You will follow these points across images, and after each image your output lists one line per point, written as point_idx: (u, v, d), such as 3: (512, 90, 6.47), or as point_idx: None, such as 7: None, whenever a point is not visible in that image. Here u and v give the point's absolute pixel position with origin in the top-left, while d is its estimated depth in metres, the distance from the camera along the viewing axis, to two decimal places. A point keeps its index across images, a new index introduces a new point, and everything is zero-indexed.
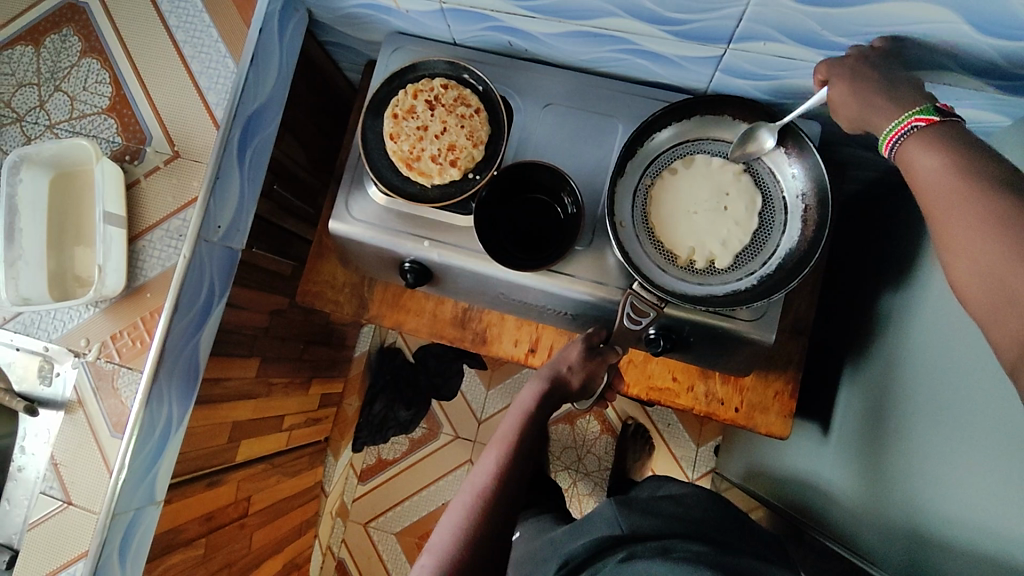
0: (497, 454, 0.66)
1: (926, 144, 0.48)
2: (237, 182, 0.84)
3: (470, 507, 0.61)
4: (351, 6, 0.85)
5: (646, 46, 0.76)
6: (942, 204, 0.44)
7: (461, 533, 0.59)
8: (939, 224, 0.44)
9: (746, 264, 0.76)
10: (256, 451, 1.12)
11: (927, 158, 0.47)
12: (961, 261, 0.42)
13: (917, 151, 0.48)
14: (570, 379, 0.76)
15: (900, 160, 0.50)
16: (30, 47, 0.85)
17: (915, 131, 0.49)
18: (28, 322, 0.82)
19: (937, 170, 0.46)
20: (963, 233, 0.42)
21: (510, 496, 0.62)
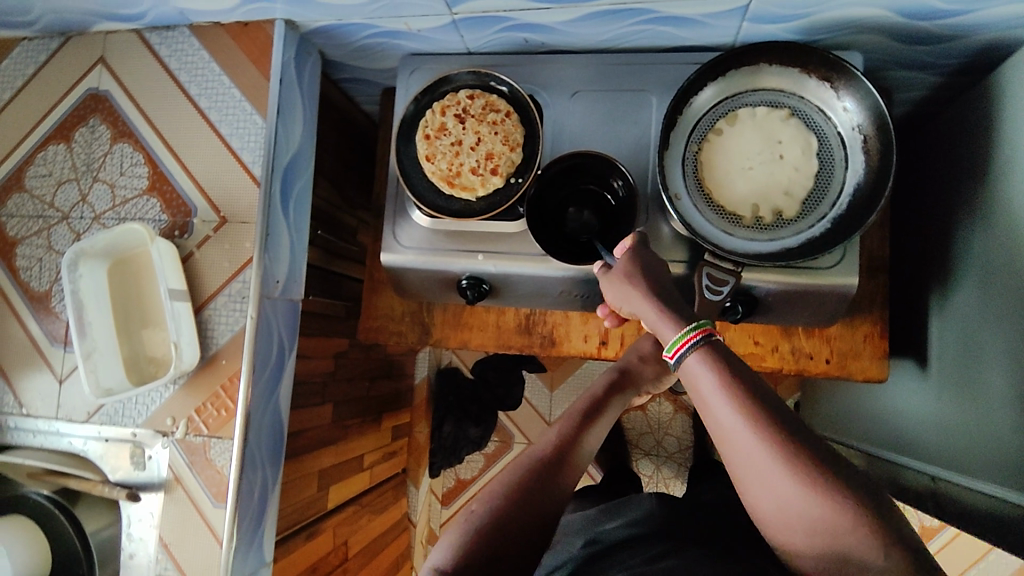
0: (558, 428, 0.71)
1: (702, 370, 0.57)
2: (285, 233, 0.84)
3: (533, 465, 0.66)
4: (363, 38, 0.85)
5: (667, 13, 0.75)
6: (725, 415, 0.54)
7: (523, 484, 0.64)
8: (721, 420, 0.54)
9: (815, 209, 0.73)
10: (344, 495, 1.13)
11: (705, 388, 0.56)
12: (755, 467, 0.51)
13: (694, 370, 0.58)
14: (642, 370, 0.79)
15: (686, 364, 0.59)
16: (62, 144, 0.87)
17: (695, 348, 0.58)
18: (113, 412, 0.83)
19: (718, 398, 0.55)
20: (757, 483, 0.51)
21: (565, 465, 0.67)
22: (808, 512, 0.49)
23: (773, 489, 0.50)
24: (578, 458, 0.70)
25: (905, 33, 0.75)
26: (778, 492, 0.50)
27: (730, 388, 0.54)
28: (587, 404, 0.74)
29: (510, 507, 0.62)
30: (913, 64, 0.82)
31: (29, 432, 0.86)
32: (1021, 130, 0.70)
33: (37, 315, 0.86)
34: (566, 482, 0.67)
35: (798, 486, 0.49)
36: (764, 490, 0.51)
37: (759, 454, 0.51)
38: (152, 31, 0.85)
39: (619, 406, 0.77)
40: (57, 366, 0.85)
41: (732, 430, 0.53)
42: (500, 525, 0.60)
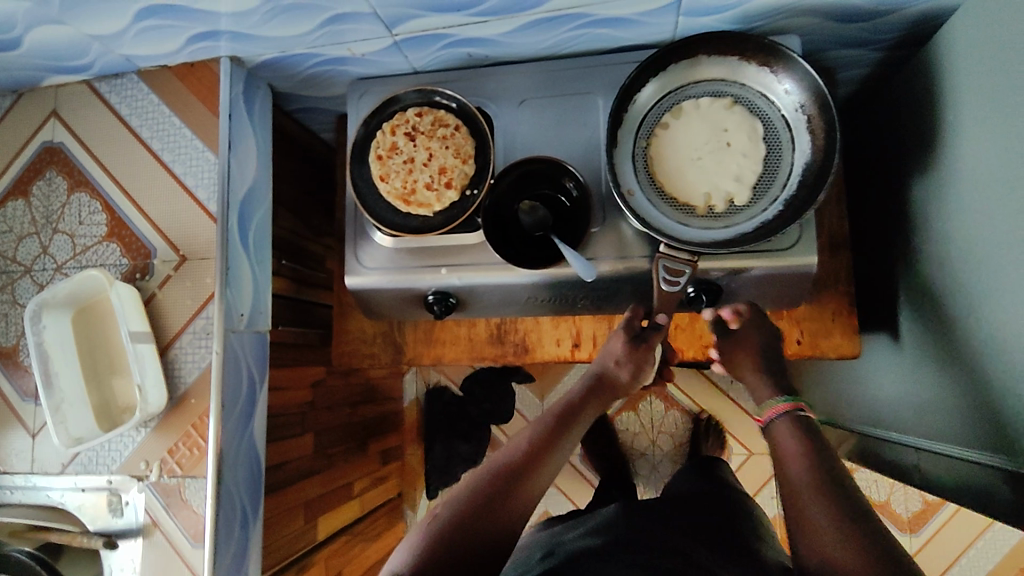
0: (527, 433, 0.74)
1: (788, 432, 0.71)
2: (247, 266, 0.84)
3: (496, 467, 0.70)
4: (309, 67, 0.86)
5: (602, 15, 0.76)
6: (813, 493, 0.63)
7: (484, 486, 0.67)
8: (806, 494, 0.63)
9: (767, 193, 0.73)
10: (335, 524, 1.12)
11: (791, 453, 0.68)
12: (824, 525, 0.60)
13: (784, 434, 0.71)
14: (618, 374, 0.78)
15: (772, 425, 0.73)
16: (20, 199, 0.87)
17: (784, 415, 0.72)
18: (87, 461, 0.82)
19: (814, 481, 0.64)
20: (810, 536, 0.60)
21: (534, 470, 0.70)
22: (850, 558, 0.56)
23: (823, 539, 0.59)
24: (548, 462, 0.72)
25: (838, 12, 0.76)
26: (828, 542, 0.58)
27: (821, 462, 0.66)
28: (560, 412, 0.76)
29: (473, 507, 0.65)
30: (851, 42, 0.83)
31: (5, 489, 0.85)
32: (961, 98, 0.70)
33: (5, 371, 0.86)
34: (534, 485, 0.69)
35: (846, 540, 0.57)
36: (822, 542, 0.59)
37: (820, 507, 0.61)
38: (101, 80, 0.86)
39: (594, 413, 0.78)
40: (29, 420, 0.84)
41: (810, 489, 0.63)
42: (463, 522, 0.64)
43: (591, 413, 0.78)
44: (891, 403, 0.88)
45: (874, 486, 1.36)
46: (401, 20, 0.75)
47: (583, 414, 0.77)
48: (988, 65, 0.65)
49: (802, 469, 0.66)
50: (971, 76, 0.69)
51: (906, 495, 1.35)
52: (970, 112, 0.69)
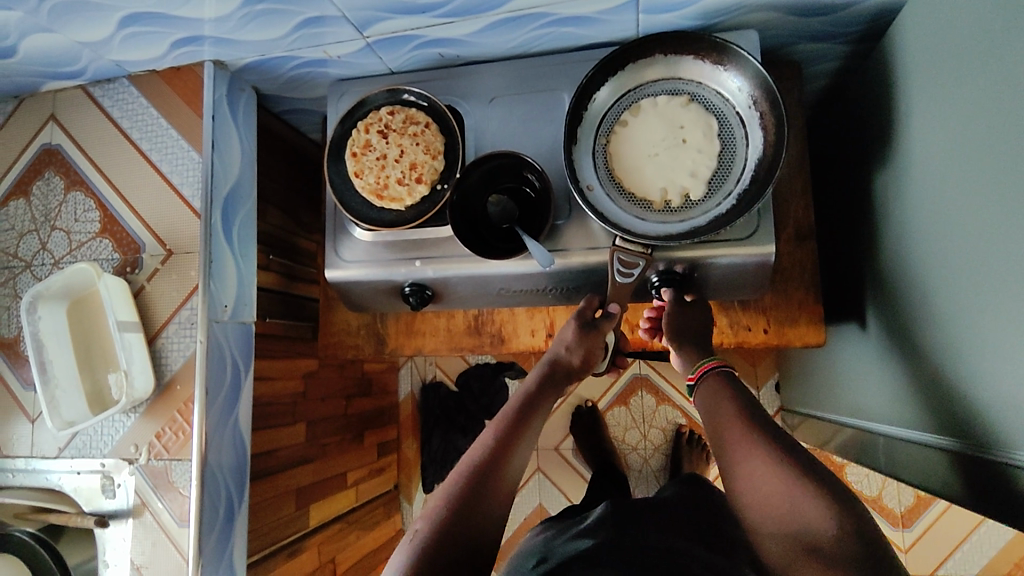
0: (490, 432, 0.73)
1: (718, 390, 0.71)
2: (230, 260, 0.89)
3: (464, 474, 0.68)
4: (289, 70, 0.90)
5: (563, 14, 0.78)
6: (743, 440, 0.64)
7: (456, 498, 0.66)
8: (738, 443, 0.64)
9: (722, 188, 0.76)
10: (329, 513, 1.16)
11: (723, 408, 0.69)
12: (765, 475, 0.60)
13: (715, 392, 0.71)
14: (570, 359, 0.80)
15: (702, 382, 0.74)
16: (21, 198, 0.93)
17: (710, 374, 0.73)
18: (82, 445, 0.87)
19: (741, 427, 0.65)
20: (752, 482, 0.61)
21: (501, 468, 0.69)
22: (799, 503, 0.57)
23: (769, 487, 0.60)
24: (514, 458, 0.71)
25: (796, 7, 0.77)
26: (772, 486, 0.60)
27: (742, 409, 0.68)
28: (520, 404, 0.76)
29: (450, 520, 0.64)
30: (814, 35, 0.84)
31: (8, 473, 0.90)
32: (914, 87, 0.71)
33: (8, 361, 0.91)
34: (504, 485, 0.69)
35: (787, 483, 0.59)
36: (764, 493, 0.60)
37: (758, 455, 0.62)
38: (95, 85, 0.91)
39: (552, 399, 0.79)
40: (29, 407, 0.89)
41: (749, 441, 0.64)
42: (442, 539, 0.62)
43: (549, 400, 0.78)
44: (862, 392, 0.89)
45: (866, 479, 1.34)
46: (369, 22, 0.78)
47: (540, 401, 0.77)
48: (936, 54, 0.67)
49: (732, 421, 0.67)
50: (922, 66, 0.70)
51: (899, 488, 1.34)
52: (922, 101, 0.70)
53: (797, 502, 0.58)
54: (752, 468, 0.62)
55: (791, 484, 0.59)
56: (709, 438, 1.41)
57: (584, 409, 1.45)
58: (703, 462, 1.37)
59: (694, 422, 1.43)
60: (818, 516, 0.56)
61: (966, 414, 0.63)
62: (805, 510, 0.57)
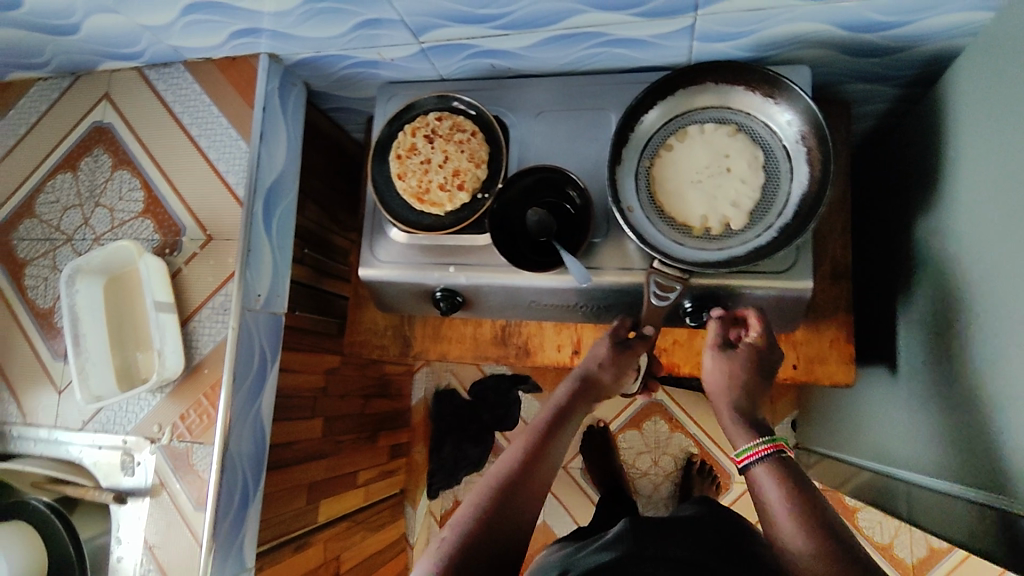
0: (520, 444, 0.73)
1: (769, 477, 0.68)
2: (268, 251, 0.90)
3: (492, 487, 0.68)
4: (342, 68, 0.91)
5: (618, 35, 0.79)
6: (804, 517, 0.62)
7: (484, 511, 0.65)
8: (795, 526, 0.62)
9: (763, 219, 0.76)
10: (337, 510, 1.16)
11: (772, 496, 0.66)
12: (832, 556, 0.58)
13: (766, 482, 0.68)
14: (601, 376, 0.79)
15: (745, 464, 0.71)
16: (69, 172, 0.95)
17: (765, 458, 0.69)
18: (106, 420, 0.88)
19: (801, 507, 0.63)
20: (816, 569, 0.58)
21: (528, 485, 0.69)
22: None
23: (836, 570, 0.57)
24: (543, 472, 0.71)
25: (850, 45, 0.78)
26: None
27: (789, 484, 0.66)
28: (549, 418, 0.76)
29: (479, 533, 0.64)
30: (865, 76, 0.84)
31: (30, 441, 0.92)
32: (962, 134, 0.72)
33: (41, 332, 0.92)
34: (534, 500, 0.69)
35: (855, 564, 0.57)
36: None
37: (826, 538, 0.60)
38: (151, 68, 0.93)
39: (581, 415, 0.78)
40: (56, 378, 0.90)
41: (796, 535, 0.61)
42: (469, 553, 0.63)
43: (580, 418, 0.78)
44: (886, 437, 0.88)
45: (878, 526, 1.33)
46: (427, 28, 0.80)
47: (568, 417, 0.77)
48: (989, 103, 0.67)
49: (786, 496, 0.65)
50: (972, 114, 0.70)
51: (911, 538, 1.32)
52: (969, 148, 0.70)
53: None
54: (804, 560, 0.59)
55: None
56: (719, 468, 1.41)
57: (595, 430, 1.45)
58: (713, 491, 1.36)
59: (707, 451, 1.42)
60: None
61: (997, 467, 0.62)
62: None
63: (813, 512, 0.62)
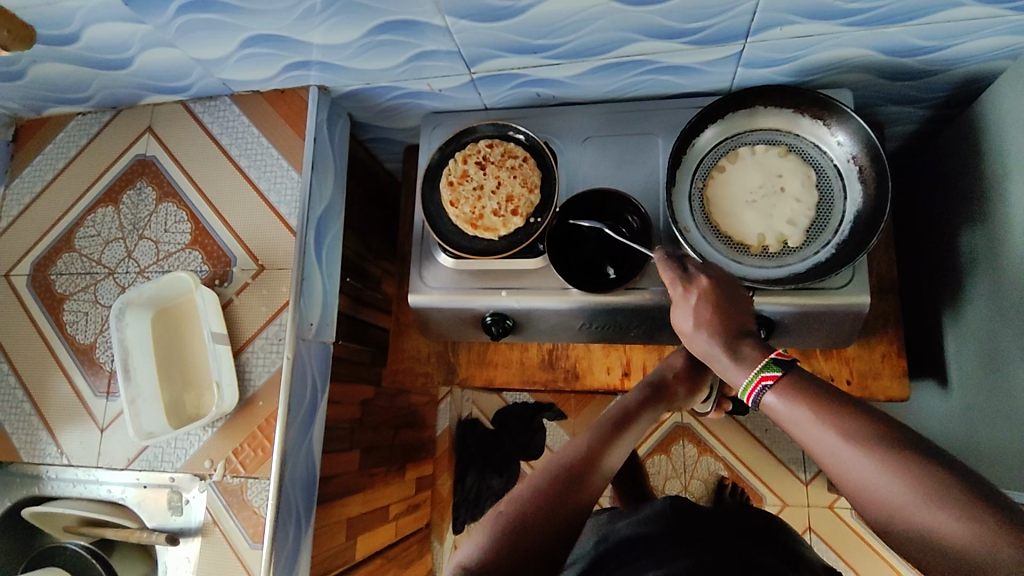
0: (589, 433, 0.68)
1: (785, 401, 0.55)
2: (319, 280, 0.89)
3: (560, 468, 0.62)
4: (389, 99, 0.93)
5: (667, 63, 0.82)
6: (834, 448, 0.50)
7: (550, 490, 0.60)
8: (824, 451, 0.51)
9: (819, 236, 0.78)
10: (371, 547, 1.13)
11: (794, 418, 0.54)
12: (871, 494, 0.47)
13: (780, 405, 0.56)
14: (675, 387, 0.78)
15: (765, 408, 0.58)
16: (111, 207, 0.94)
17: (767, 387, 0.57)
18: (152, 458, 0.85)
19: (817, 425, 0.52)
20: (874, 504, 0.48)
21: (597, 475, 0.63)
22: (918, 519, 0.45)
23: (892, 503, 0.46)
24: (609, 465, 0.66)
25: (889, 70, 0.81)
26: (885, 508, 0.47)
27: (823, 414, 0.52)
28: (619, 414, 0.71)
29: (544, 509, 0.58)
30: (900, 99, 0.88)
31: (69, 482, 0.89)
32: (1008, 151, 0.74)
33: (81, 367, 0.90)
34: (599, 489, 0.63)
35: (908, 488, 0.45)
36: (883, 515, 0.47)
37: (862, 461, 0.48)
38: (195, 101, 0.94)
39: (648, 419, 0.74)
40: (99, 415, 0.88)
41: (830, 452, 0.50)
42: (530, 529, 0.57)
43: (648, 421, 0.73)
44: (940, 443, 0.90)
45: None
46: (481, 58, 0.82)
47: (638, 417, 0.72)
48: None
49: (829, 434, 0.51)
50: (1017, 131, 0.73)
51: None
52: (1017, 165, 0.73)
53: (922, 516, 0.44)
54: (849, 485, 0.49)
55: (899, 500, 0.46)
56: (751, 491, 1.40)
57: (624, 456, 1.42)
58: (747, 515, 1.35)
59: (737, 474, 1.41)
60: (954, 528, 0.43)
61: None
62: (940, 533, 0.44)
63: (847, 400, 0.52)
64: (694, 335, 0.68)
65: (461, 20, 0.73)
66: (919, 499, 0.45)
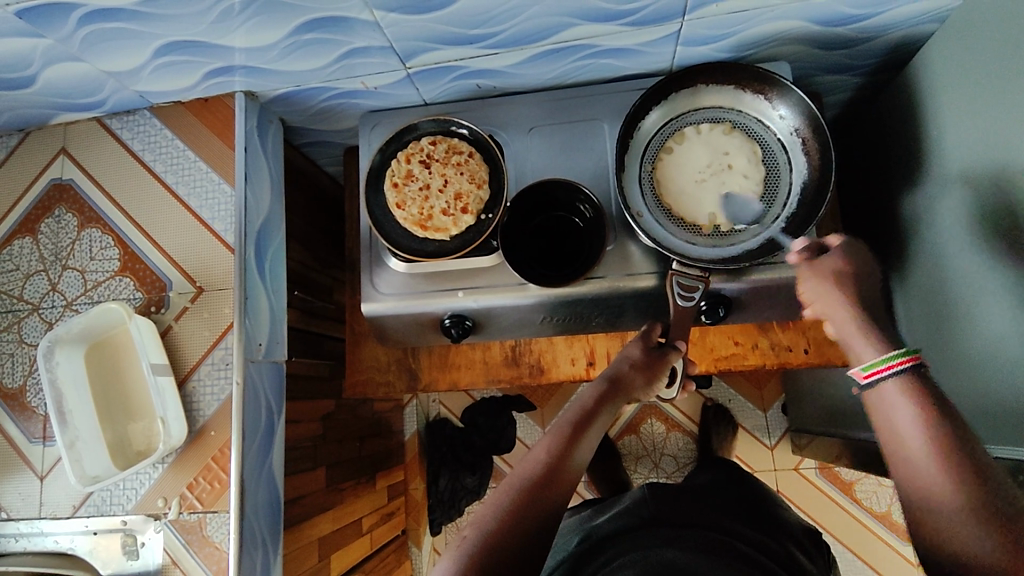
0: (549, 442, 0.66)
1: (902, 398, 0.61)
2: (264, 297, 0.85)
3: (520, 486, 0.61)
4: (321, 101, 0.88)
5: (606, 46, 0.80)
6: (923, 462, 0.57)
7: (512, 513, 0.59)
8: (908, 458, 0.58)
9: (769, 211, 0.78)
10: (347, 563, 1.09)
11: (902, 417, 0.60)
12: (938, 515, 0.54)
13: (892, 398, 0.61)
14: (633, 377, 0.75)
15: (875, 390, 0.63)
16: (28, 237, 0.87)
17: (898, 373, 0.62)
18: (100, 502, 0.80)
19: (914, 430, 0.58)
20: (941, 524, 0.54)
21: (560, 487, 0.62)
22: (968, 550, 0.52)
23: (954, 530, 0.53)
24: (573, 474, 0.64)
25: (825, 39, 0.81)
26: (960, 546, 0.53)
27: (934, 413, 0.58)
28: (577, 417, 0.69)
29: (508, 534, 0.57)
30: (837, 67, 0.89)
31: (10, 538, 0.82)
32: (943, 113, 0.76)
33: (12, 414, 0.83)
34: (562, 501, 0.61)
35: (978, 525, 0.52)
36: (945, 535, 0.54)
37: (946, 491, 0.54)
38: (111, 117, 0.87)
39: (608, 417, 0.71)
40: (37, 462, 0.82)
41: (925, 460, 0.57)
42: (495, 554, 0.56)
43: (609, 419, 0.71)
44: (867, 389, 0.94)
45: (874, 497, 1.37)
46: (415, 52, 0.78)
47: (597, 419, 0.70)
48: (967, 82, 0.71)
49: (928, 447, 0.57)
50: (950, 93, 0.74)
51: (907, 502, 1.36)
52: (951, 125, 0.74)
53: (976, 554, 0.52)
54: (918, 491, 0.56)
55: (968, 528, 0.52)
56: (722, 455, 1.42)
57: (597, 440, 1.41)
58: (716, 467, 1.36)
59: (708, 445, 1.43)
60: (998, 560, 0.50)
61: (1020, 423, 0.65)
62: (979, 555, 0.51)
63: (946, 419, 0.58)
64: (836, 321, 0.70)
65: (390, 13, 0.70)
66: (980, 534, 0.52)
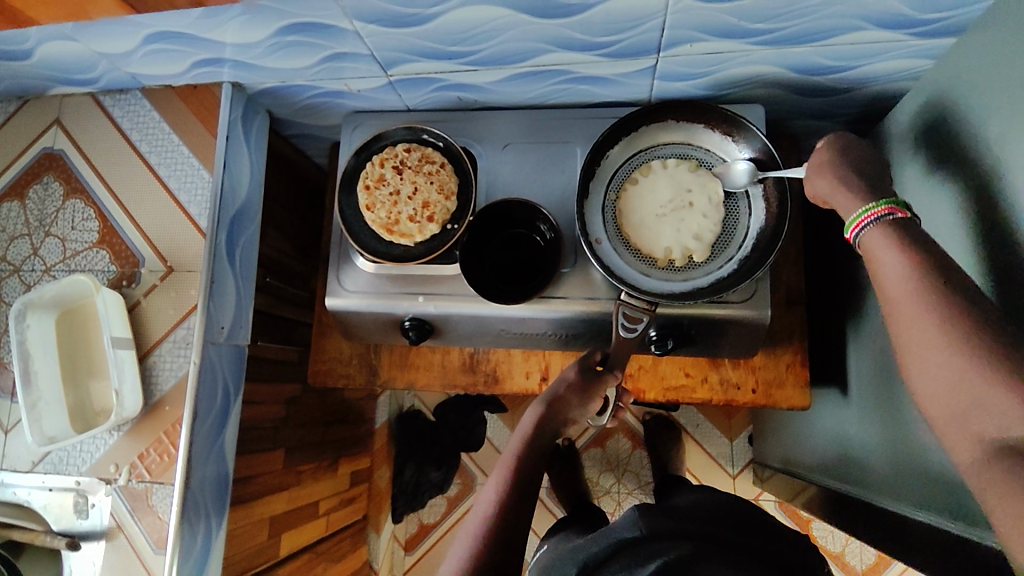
0: (499, 481, 0.71)
1: (885, 243, 0.57)
2: (231, 282, 0.88)
3: (478, 529, 0.66)
4: (307, 98, 0.91)
5: (583, 73, 0.81)
6: (905, 297, 0.53)
7: (474, 554, 0.63)
8: (896, 304, 0.54)
9: (724, 251, 0.80)
10: (299, 542, 1.13)
11: (887, 259, 0.56)
12: (925, 354, 0.51)
13: (879, 246, 0.58)
14: (569, 398, 0.78)
15: (864, 244, 0.60)
16: (16, 201, 0.90)
17: (874, 223, 0.59)
18: (58, 461, 0.84)
19: (897, 268, 0.55)
20: (926, 364, 0.50)
21: (514, 520, 0.67)
22: (949, 386, 0.49)
23: (937, 368, 0.49)
24: (526, 506, 0.69)
25: (802, 86, 0.82)
26: (946, 385, 0.49)
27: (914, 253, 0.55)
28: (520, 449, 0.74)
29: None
30: (815, 114, 0.89)
31: None
32: (906, 173, 0.76)
33: None
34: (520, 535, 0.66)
35: (961, 353, 0.48)
36: (932, 375, 0.50)
37: (927, 319, 0.51)
38: (105, 94, 0.91)
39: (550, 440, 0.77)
40: (3, 417, 0.86)
41: (906, 296, 0.53)
42: None
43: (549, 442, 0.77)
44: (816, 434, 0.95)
45: (829, 537, 1.38)
46: (396, 62, 0.80)
47: (539, 446, 0.75)
48: (928, 147, 0.72)
49: (909, 284, 0.53)
50: (914, 155, 0.75)
51: (860, 546, 1.37)
52: (912, 185, 0.75)
53: (960, 384, 0.48)
54: (905, 337, 0.53)
55: (947, 356, 0.49)
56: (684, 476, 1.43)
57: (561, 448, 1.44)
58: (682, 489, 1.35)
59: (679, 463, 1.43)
60: (979, 392, 0.46)
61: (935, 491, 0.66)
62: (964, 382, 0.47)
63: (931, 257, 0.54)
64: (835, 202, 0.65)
65: (370, 25, 0.72)
66: (959, 358, 0.48)
